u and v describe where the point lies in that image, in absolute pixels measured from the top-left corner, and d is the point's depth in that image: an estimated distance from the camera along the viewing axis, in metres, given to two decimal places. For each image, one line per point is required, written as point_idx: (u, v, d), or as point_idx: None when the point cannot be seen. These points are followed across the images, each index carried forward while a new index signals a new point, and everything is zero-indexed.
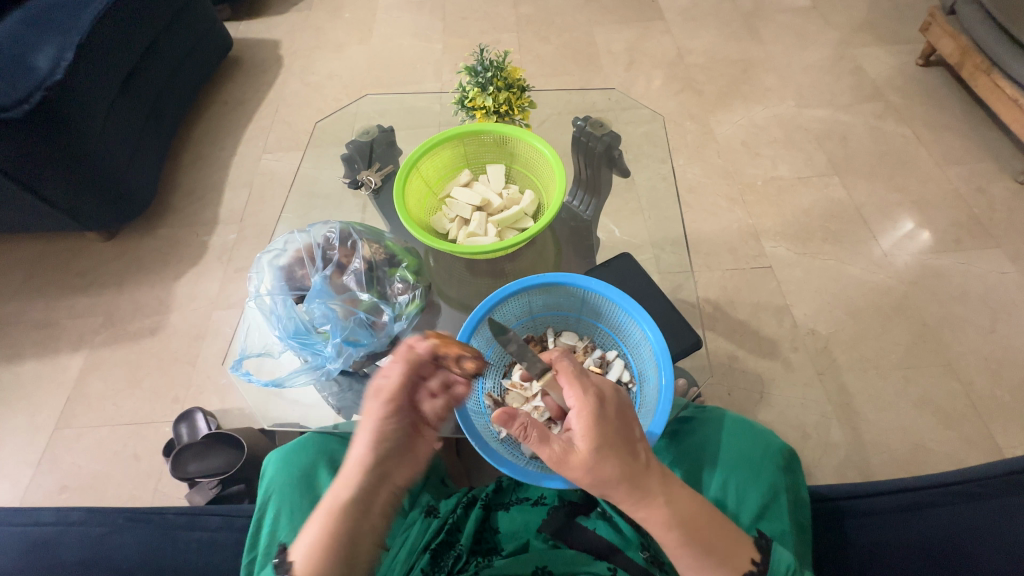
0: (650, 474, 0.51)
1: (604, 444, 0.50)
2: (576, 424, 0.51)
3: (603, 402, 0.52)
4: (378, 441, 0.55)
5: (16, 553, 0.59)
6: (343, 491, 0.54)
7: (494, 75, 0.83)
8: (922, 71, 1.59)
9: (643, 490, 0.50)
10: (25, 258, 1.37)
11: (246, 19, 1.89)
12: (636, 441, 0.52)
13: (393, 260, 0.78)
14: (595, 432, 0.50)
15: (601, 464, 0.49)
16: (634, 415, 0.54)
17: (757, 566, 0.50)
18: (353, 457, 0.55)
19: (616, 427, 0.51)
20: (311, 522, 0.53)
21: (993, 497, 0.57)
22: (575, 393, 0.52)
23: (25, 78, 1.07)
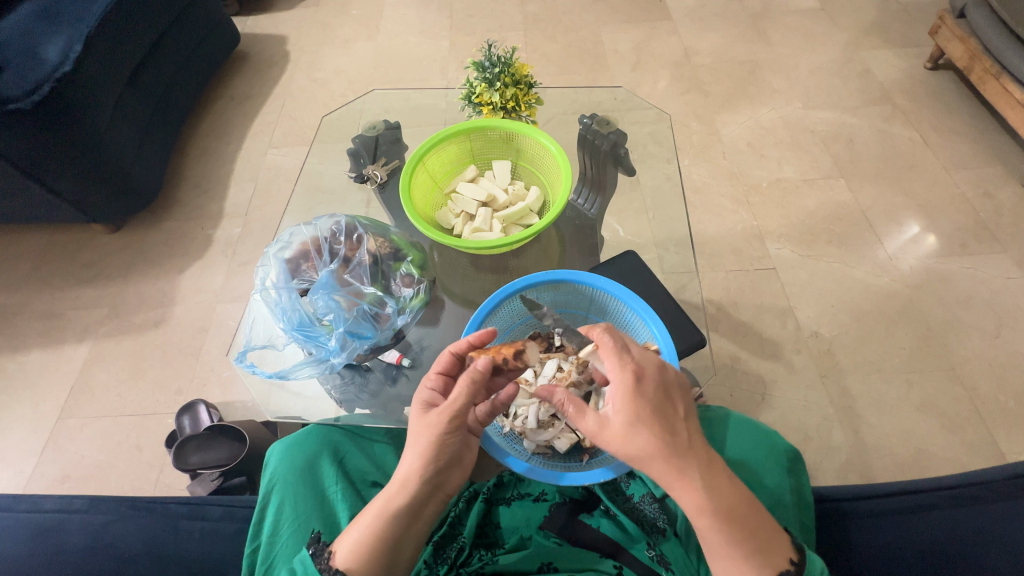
0: (690, 453, 0.50)
1: (642, 419, 0.50)
2: (614, 399, 0.51)
3: (642, 377, 0.52)
4: (433, 456, 0.53)
5: (21, 539, 0.59)
6: (396, 497, 0.53)
7: (501, 71, 0.83)
8: (931, 75, 1.59)
9: (680, 469, 0.49)
10: (30, 249, 1.38)
11: (253, 14, 1.90)
12: (678, 421, 0.51)
13: (398, 254, 0.78)
14: (634, 408, 0.50)
15: (635, 437, 0.50)
16: (681, 394, 0.53)
17: (794, 566, 0.48)
18: (406, 466, 0.54)
19: (654, 403, 0.51)
20: (359, 517, 0.54)
21: (998, 500, 0.56)
22: (616, 368, 0.52)
23: (35, 69, 1.08)
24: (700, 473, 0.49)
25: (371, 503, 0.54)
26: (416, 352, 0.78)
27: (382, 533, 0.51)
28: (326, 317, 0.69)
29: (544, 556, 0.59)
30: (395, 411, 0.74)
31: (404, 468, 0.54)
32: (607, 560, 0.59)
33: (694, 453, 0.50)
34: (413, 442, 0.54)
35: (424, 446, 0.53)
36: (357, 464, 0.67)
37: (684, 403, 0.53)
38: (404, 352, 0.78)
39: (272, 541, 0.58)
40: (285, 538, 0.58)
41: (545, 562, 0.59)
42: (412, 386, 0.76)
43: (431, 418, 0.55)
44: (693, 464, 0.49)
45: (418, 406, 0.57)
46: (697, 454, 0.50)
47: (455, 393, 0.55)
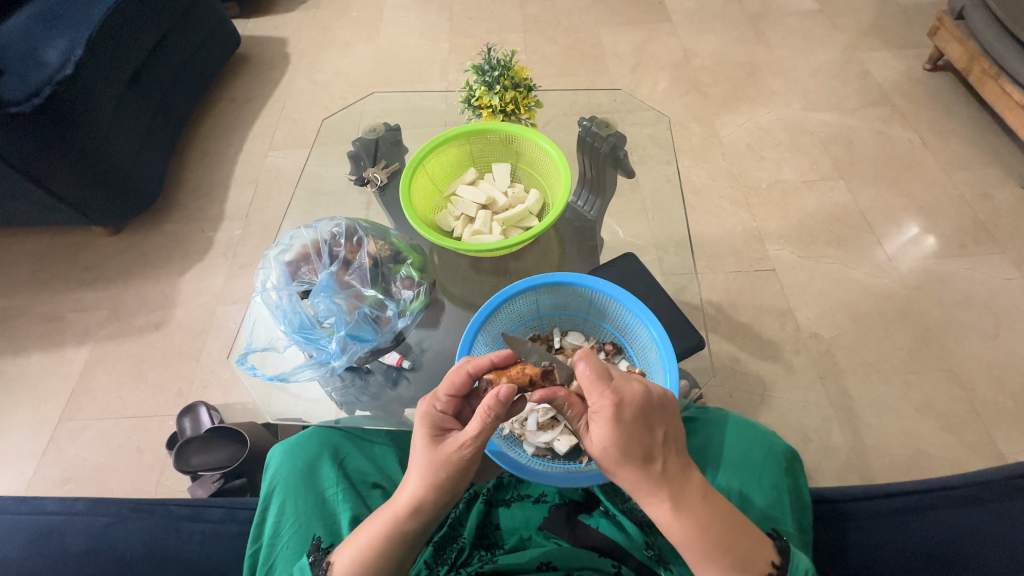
0: (663, 479, 0.51)
1: (619, 448, 0.50)
2: (596, 427, 0.51)
3: (622, 407, 0.50)
4: (438, 484, 0.53)
5: (23, 540, 0.59)
6: (399, 519, 0.53)
7: (501, 74, 0.84)
8: (929, 76, 1.59)
9: (651, 493, 0.51)
10: (31, 252, 1.38)
11: (253, 16, 1.90)
12: (656, 447, 0.51)
13: (398, 257, 0.79)
14: (612, 438, 0.50)
15: (613, 463, 0.51)
16: (662, 419, 0.53)
17: (775, 569, 0.49)
18: (412, 490, 0.53)
19: (632, 434, 0.50)
20: (359, 532, 0.54)
21: (992, 501, 0.57)
22: (595, 398, 0.51)
23: (36, 72, 1.08)
24: (671, 495, 0.50)
25: (372, 518, 0.54)
26: (416, 355, 0.79)
27: (381, 553, 0.52)
28: (326, 320, 0.69)
29: (543, 556, 0.59)
30: (395, 412, 0.74)
31: (409, 490, 0.53)
32: (605, 559, 0.59)
33: (666, 479, 0.51)
34: (420, 465, 0.54)
35: (432, 471, 0.53)
36: (357, 466, 0.67)
37: (665, 425, 0.53)
38: (404, 354, 0.78)
39: (273, 543, 0.58)
40: (286, 540, 0.58)
41: (543, 562, 0.58)
42: (412, 387, 0.76)
43: (445, 446, 0.54)
44: (664, 487, 0.51)
45: (430, 428, 0.56)
46: (671, 478, 0.51)
47: (472, 425, 0.53)
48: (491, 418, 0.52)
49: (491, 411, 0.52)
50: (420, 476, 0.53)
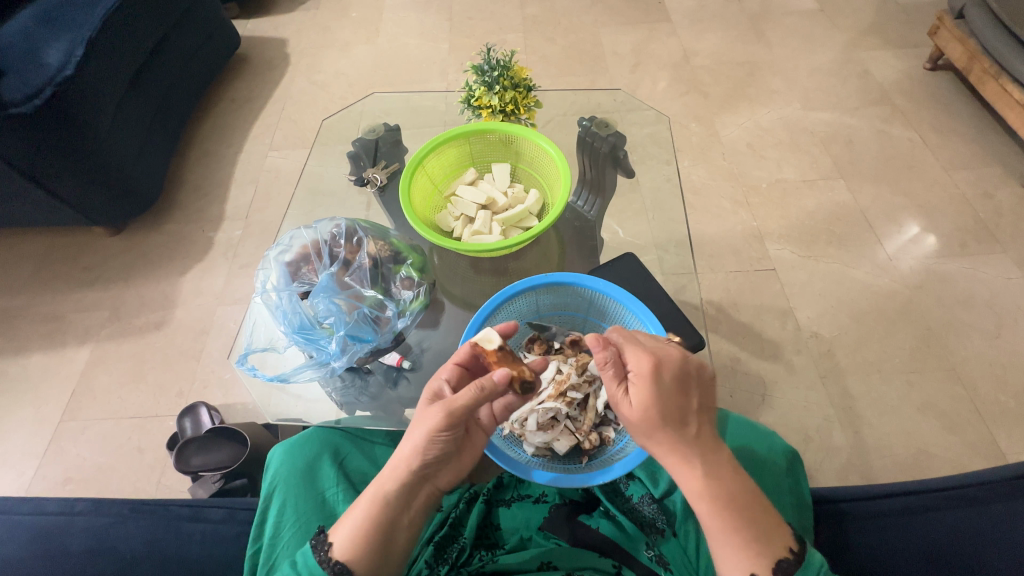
0: (694, 442, 0.52)
1: (656, 408, 0.51)
2: (632, 386, 0.53)
3: (659, 367, 0.53)
4: (428, 450, 0.54)
5: (23, 541, 0.59)
6: (390, 486, 0.54)
7: (501, 74, 0.83)
8: (929, 76, 1.59)
9: (683, 454, 0.51)
10: (32, 252, 1.39)
11: (253, 17, 1.90)
12: (691, 411, 0.53)
13: (398, 257, 0.79)
14: (649, 398, 0.52)
15: (649, 425, 0.52)
16: (699, 388, 0.54)
17: (793, 554, 0.47)
18: (404, 456, 0.54)
19: (669, 393, 0.52)
20: (355, 506, 0.54)
21: (995, 501, 0.56)
22: (635, 359, 0.53)
23: (37, 73, 1.08)
24: (701, 458, 0.51)
25: (367, 489, 0.55)
26: (416, 355, 0.79)
27: (374, 520, 0.52)
28: (325, 319, 0.69)
29: (544, 555, 0.59)
30: (395, 413, 0.74)
31: (402, 454, 0.55)
32: (606, 559, 0.59)
33: (699, 443, 0.52)
34: (414, 436, 0.55)
35: (422, 439, 0.54)
36: (357, 467, 0.67)
37: (699, 394, 0.54)
38: (404, 354, 0.78)
39: (273, 543, 0.58)
40: (286, 540, 0.58)
41: (545, 562, 0.59)
42: (412, 388, 0.76)
43: (429, 412, 0.55)
44: (697, 452, 0.52)
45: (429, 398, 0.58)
46: (703, 443, 0.52)
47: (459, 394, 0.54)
48: (477, 392, 0.54)
49: (481, 385, 0.54)
50: (412, 441, 0.55)
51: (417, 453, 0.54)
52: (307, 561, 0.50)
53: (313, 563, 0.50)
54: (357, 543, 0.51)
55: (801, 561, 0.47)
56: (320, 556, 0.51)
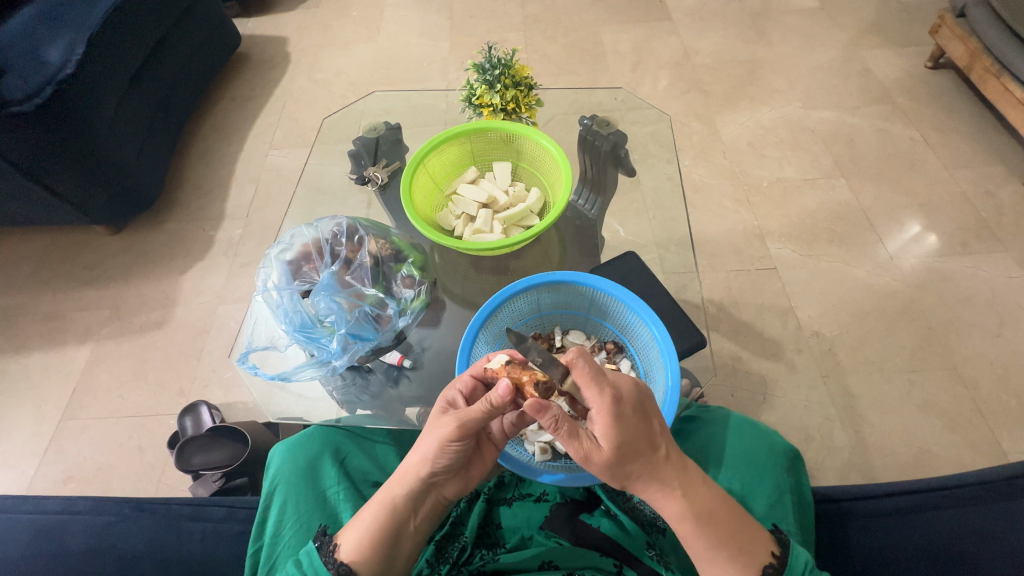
0: (668, 467, 0.52)
1: (624, 442, 0.51)
2: (596, 423, 0.51)
3: (620, 402, 0.51)
4: (438, 458, 0.56)
5: (25, 540, 0.60)
6: (399, 492, 0.56)
7: (502, 72, 0.83)
8: (931, 74, 1.59)
9: (661, 482, 0.52)
10: (33, 251, 1.39)
11: (254, 16, 1.90)
12: (657, 436, 0.52)
13: (399, 256, 0.78)
14: (617, 435, 0.50)
15: (619, 460, 0.51)
16: (657, 413, 0.54)
17: (776, 559, 0.49)
18: (415, 464, 0.56)
19: (633, 424, 0.51)
20: (364, 510, 0.56)
21: (995, 501, 0.56)
22: (593, 395, 0.51)
23: (38, 72, 1.08)
24: (679, 481, 0.52)
25: (377, 493, 0.57)
26: (417, 353, 0.79)
27: (382, 526, 0.54)
28: (326, 318, 0.69)
29: (545, 555, 0.59)
30: (396, 412, 0.74)
31: (413, 462, 0.57)
32: (608, 559, 0.59)
33: (671, 466, 0.52)
34: (425, 443, 0.57)
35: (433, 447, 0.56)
36: (358, 466, 0.67)
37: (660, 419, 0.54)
38: (405, 353, 0.78)
39: (274, 543, 0.58)
40: (287, 540, 0.58)
41: (545, 561, 0.59)
42: (414, 386, 0.76)
43: (442, 421, 0.56)
44: (674, 476, 0.52)
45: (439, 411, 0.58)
46: (675, 464, 0.53)
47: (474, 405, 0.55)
48: (487, 406, 0.54)
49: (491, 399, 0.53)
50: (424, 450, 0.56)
51: (428, 462, 0.56)
52: (311, 563, 0.52)
53: (318, 565, 0.52)
54: (366, 547, 0.53)
55: (783, 566, 0.49)
56: (326, 558, 0.52)
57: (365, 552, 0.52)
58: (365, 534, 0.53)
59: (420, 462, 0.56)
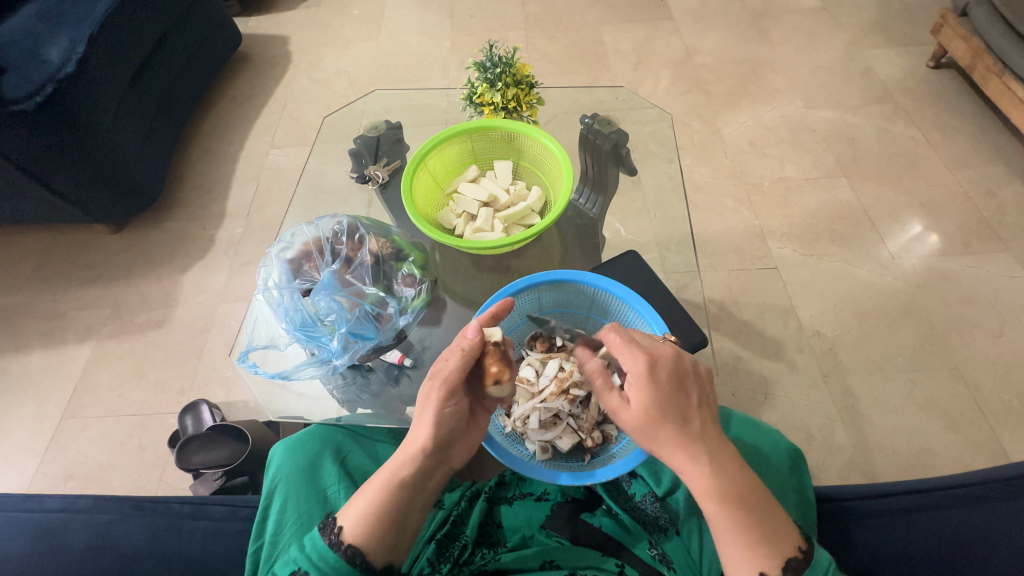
0: (699, 441, 0.50)
1: (655, 406, 0.51)
2: (631, 385, 0.52)
3: (655, 366, 0.52)
4: (441, 429, 0.54)
5: (25, 538, 0.59)
6: (404, 470, 0.54)
7: (503, 71, 0.83)
8: (933, 74, 1.58)
9: (689, 452, 0.50)
10: (33, 250, 1.38)
11: (255, 15, 1.90)
12: (692, 409, 0.52)
13: (400, 254, 0.78)
14: (648, 398, 0.51)
15: (651, 425, 0.51)
16: (695, 385, 0.53)
17: (802, 553, 0.48)
18: (419, 439, 0.54)
19: (666, 392, 0.51)
20: (365, 489, 0.54)
21: (999, 500, 0.56)
22: (628, 359, 0.52)
23: (39, 70, 1.08)
24: (708, 455, 0.50)
25: (379, 472, 0.55)
26: (418, 352, 0.79)
27: (386, 504, 0.52)
28: (327, 317, 0.69)
29: (547, 554, 0.59)
30: (396, 411, 0.74)
31: (415, 437, 0.55)
32: (609, 559, 0.59)
33: (705, 441, 0.51)
34: (424, 419, 0.54)
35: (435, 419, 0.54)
36: (359, 466, 0.67)
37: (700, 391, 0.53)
38: (406, 352, 0.78)
39: (274, 542, 0.58)
40: (287, 539, 0.58)
41: (546, 561, 0.59)
42: (414, 386, 0.76)
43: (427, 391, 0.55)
44: (703, 450, 0.50)
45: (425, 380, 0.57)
46: (709, 440, 0.51)
47: (451, 367, 0.55)
48: (462, 361, 0.56)
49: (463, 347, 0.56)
50: (419, 421, 0.55)
51: (426, 433, 0.54)
52: (316, 546, 0.51)
53: (323, 547, 0.51)
54: (371, 528, 0.51)
55: (809, 561, 0.48)
56: (330, 540, 0.51)
57: (371, 532, 0.51)
58: (371, 514, 0.52)
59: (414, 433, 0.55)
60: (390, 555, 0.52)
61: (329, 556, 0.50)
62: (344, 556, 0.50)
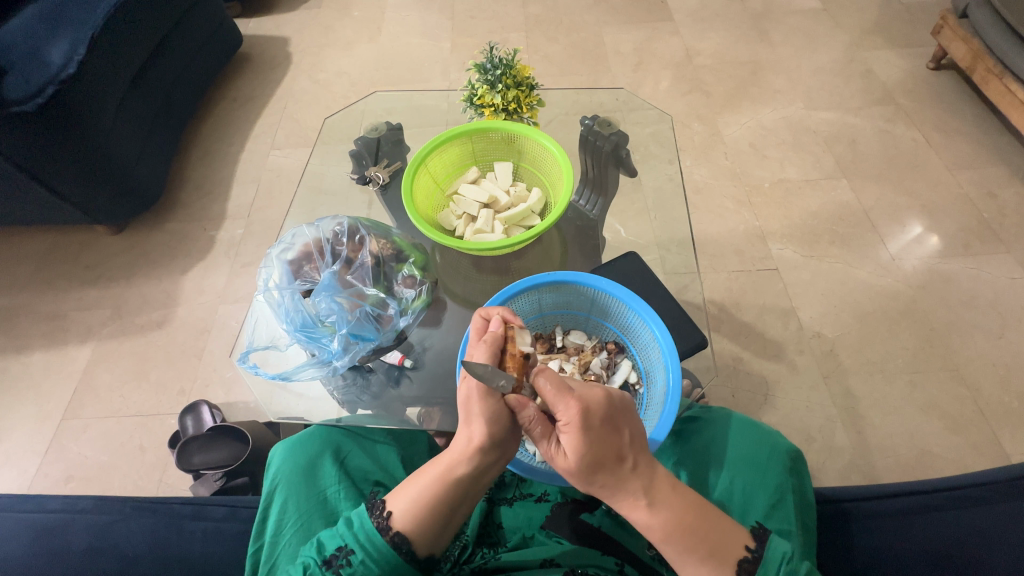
0: (635, 478, 0.51)
1: (591, 453, 0.50)
2: (564, 435, 0.51)
3: (587, 414, 0.50)
4: (496, 422, 0.55)
5: (26, 539, 0.59)
6: (459, 464, 0.55)
7: (503, 72, 0.83)
8: (933, 75, 1.59)
9: (627, 491, 0.51)
10: (34, 250, 1.39)
11: (255, 16, 1.90)
12: (625, 448, 0.51)
13: (401, 255, 0.78)
14: (584, 446, 0.50)
15: (588, 471, 0.51)
16: (629, 422, 0.53)
17: (751, 553, 0.49)
18: (473, 435, 0.55)
19: (601, 438, 0.50)
20: (419, 477, 0.56)
21: (1000, 502, 0.56)
22: (561, 408, 0.51)
23: (39, 72, 1.08)
24: (645, 492, 0.51)
25: (435, 462, 0.57)
26: (418, 353, 0.79)
27: (435, 497, 0.54)
28: (328, 317, 0.69)
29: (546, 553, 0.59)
30: (396, 412, 0.74)
31: (469, 433, 0.55)
32: (608, 558, 0.58)
33: (640, 478, 0.51)
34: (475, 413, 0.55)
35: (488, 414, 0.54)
36: (359, 466, 0.66)
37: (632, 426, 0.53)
38: (406, 353, 0.78)
39: (274, 542, 0.58)
40: (288, 539, 0.58)
41: (545, 561, 0.59)
42: (415, 387, 0.76)
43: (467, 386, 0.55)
44: (639, 486, 0.51)
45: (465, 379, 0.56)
46: (643, 476, 0.51)
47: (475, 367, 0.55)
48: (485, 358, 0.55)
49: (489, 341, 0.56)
50: (472, 418, 0.55)
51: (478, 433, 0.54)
52: (365, 527, 0.53)
53: (372, 529, 0.53)
54: (420, 519, 0.53)
55: (759, 561, 0.49)
56: (379, 523, 0.53)
57: (420, 523, 0.53)
58: (419, 505, 0.54)
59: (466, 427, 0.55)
60: (437, 544, 0.55)
61: (377, 540, 0.52)
62: (391, 542, 0.52)
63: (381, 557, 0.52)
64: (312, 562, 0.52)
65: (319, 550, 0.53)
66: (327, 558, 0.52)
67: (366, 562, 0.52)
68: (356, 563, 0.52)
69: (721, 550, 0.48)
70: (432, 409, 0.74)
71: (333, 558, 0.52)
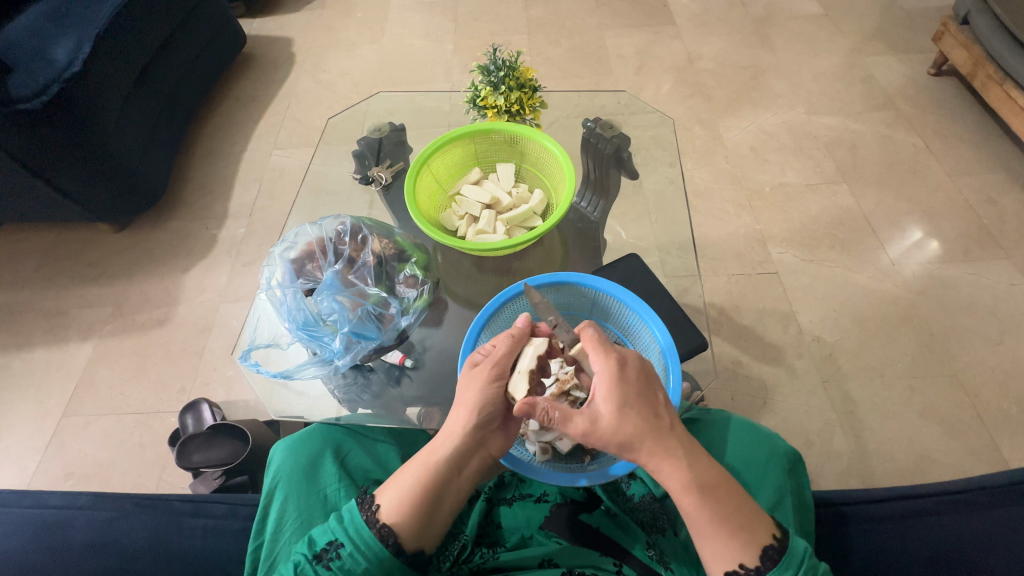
0: (671, 434, 0.53)
1: (629, 403, 0.52)
2: (598, 391, 0.53)
3: (624, 367, 0.54)
4: (483, 408, 0.57)
5: (26, 534, 0.59)
6: (443, 450, 0.57)
7: (506, 74, 0.84)
8: (934, 81, 1.59)
9: (665, 448, 0.52)
10: (36, 248, 1.39)
11: (259, 17, 1.91)
12: (659, 406, 0.54)
13: (402, 255, 0.79)
14: (622, 396, 0.53)
15: (626, 427, 0.52)
16: (659, 382, 0.56)
17: (777, 541, 0.48)
18: (459, 422, 0.57)
19: (636, 390, 0.54)
20: (403, 470, 0.57)
21: (996, 506, 0.56)
22: (600, 360, 0.55)
23: (44, 69, 1.09)
24: (683, 449, 0.52)
25: (419, 453, 0.58)
26: (419, 353, 0.79)
27: (423, 485, 0.55)
28: (330, 314, 0.69)
29: (546, 554, 0.59)
30: (396, 411, 0.75)
31: (455, 419, 0.57)
32: (607, 559, 0.58)
33: (676, 435, 0.53)
34: (466, 397, 0.57)
35: (475, 399, 0.57)
36: (359, 464, 0.66)
37: (662, 389, 0.56)
38: (406, 353, 0.78)
39: (273, 538, 0.58)
40: (287, 535, 0.59)
41: (544, 561, 0.59)
42: (415, 386, 0.77)
43: (478, 372, 0.58)
44: (677, 445, 0.52)
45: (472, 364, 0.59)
46: (680, 433, 0.53)
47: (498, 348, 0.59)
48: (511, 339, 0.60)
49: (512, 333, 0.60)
50: (461, 402, 0.58)
51: (465, 422, 0.57)
52: (354, 520, 0.53)
53: (360, 522, 0.53)
54: (411, 508, 0.54)
55: (784, 548, 0.48)
56: (367, 516, 0.53)
57: (407, 516, 0.53)
58: (410, 496, 0.54)
59: (456, 414, 0.58)
60: (425, 537, 0.55)
61: (365, 532, 0.52)
62: (378, 535, 0.52)
63: (371, 552, 0.52)
64: (304, 558, 0.52)
65: (310, 545, 0.53)
66: (318, 553, 0.52)
67: (355, 556, 0.52)
68: (345, 556, 0.52)
69: (724, 548, 0.48)
70: (432, 409, 0.74)
71: (323, 552, 0.52)
